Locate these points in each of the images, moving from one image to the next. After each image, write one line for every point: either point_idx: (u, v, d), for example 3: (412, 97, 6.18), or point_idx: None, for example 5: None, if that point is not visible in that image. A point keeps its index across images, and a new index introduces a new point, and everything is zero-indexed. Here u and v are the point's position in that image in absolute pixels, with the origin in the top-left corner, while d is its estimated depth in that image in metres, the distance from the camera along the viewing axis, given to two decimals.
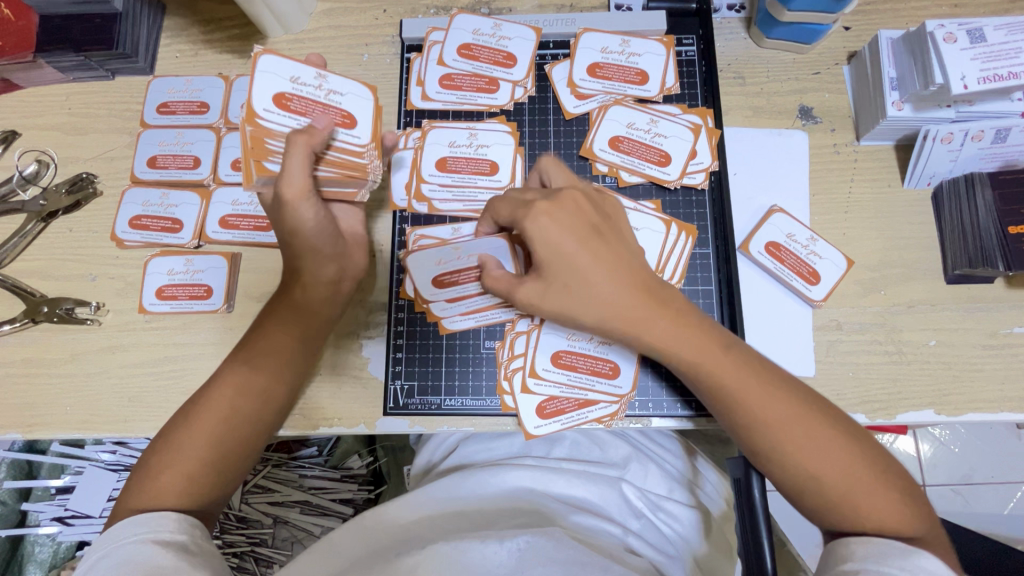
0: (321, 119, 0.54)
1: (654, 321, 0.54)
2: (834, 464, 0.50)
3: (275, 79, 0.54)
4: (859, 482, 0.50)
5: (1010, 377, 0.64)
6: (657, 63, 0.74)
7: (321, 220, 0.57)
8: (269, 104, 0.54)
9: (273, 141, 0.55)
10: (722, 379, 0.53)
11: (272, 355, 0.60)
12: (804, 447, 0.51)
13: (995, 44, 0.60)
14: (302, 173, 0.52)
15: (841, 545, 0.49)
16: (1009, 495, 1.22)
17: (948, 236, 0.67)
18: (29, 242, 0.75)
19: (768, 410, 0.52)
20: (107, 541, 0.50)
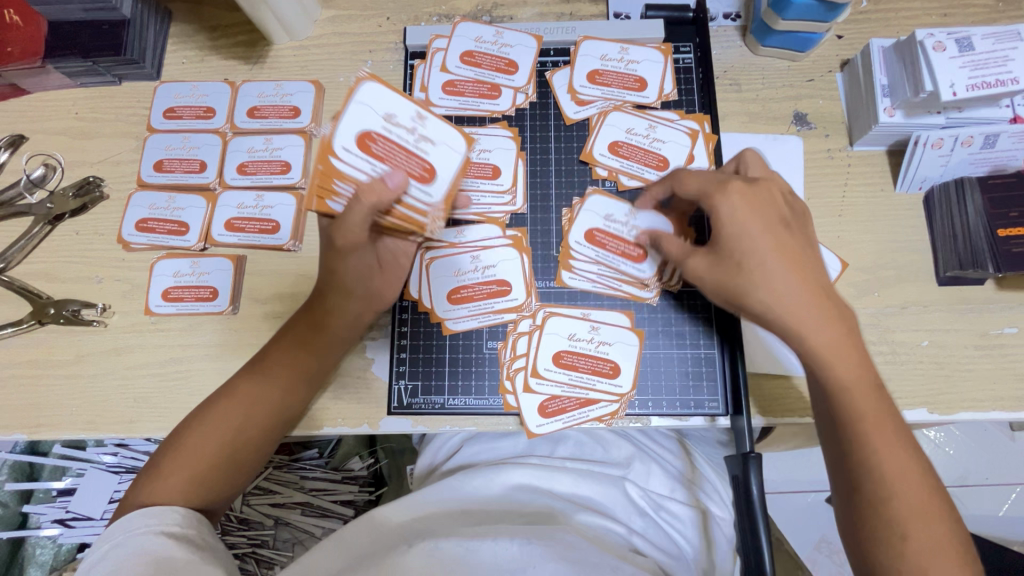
0: (394, 177, 0.53)
1: (818, 326, 0.50)
2: (914, 509, 0.48)
3: (367, 116, 0.54)
4: (933, 545, 0.47)
5: (1000, 377, 0.66)
6: (655, 70, 0.76)
7: (362, 265, 0.60)
8: (350, 144, 0.53)
9: (342, 183, 0.54)
10: (851, 385, 0.50)
11: (287, 372, 0.61)
12: (905, 497, 0.48)
13: (983, 52, 0.62)
14: (360, 225, 0.54)
15: None
16: (1004, 496, 1.24)
17: (939, 239, 0.69)
18: (35, 244, 0.75)
19: (880, 436, 0.50)
20: (117, 531, 0.50)
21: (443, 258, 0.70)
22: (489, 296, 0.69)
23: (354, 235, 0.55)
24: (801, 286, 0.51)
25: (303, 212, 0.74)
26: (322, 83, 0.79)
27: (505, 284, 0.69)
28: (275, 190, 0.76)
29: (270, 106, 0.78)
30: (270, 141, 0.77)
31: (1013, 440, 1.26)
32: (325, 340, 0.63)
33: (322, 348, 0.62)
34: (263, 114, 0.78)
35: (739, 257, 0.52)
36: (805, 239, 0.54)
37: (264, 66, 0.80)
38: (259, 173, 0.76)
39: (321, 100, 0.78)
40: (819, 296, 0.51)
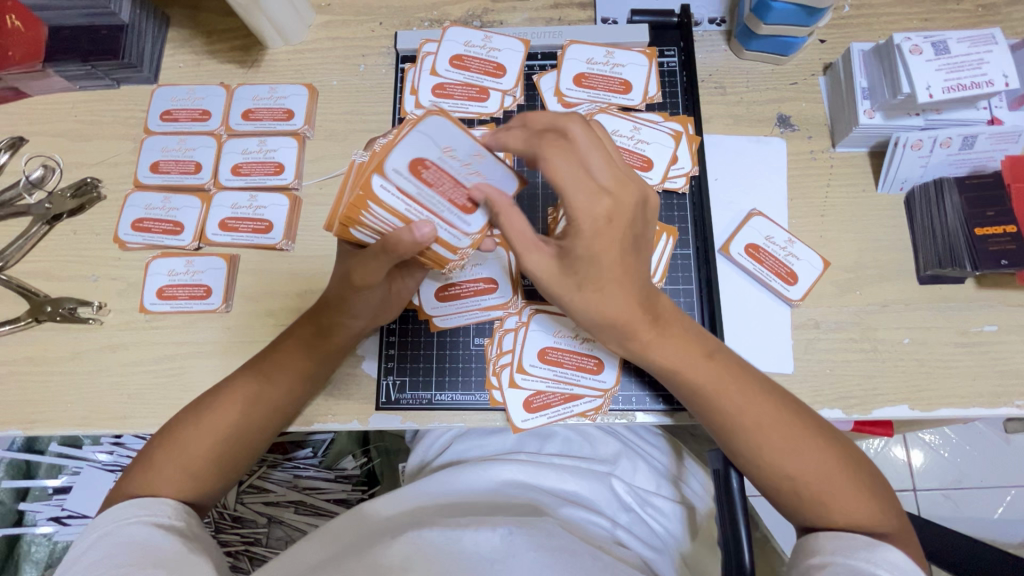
0: (425, 226, 0.51)
1: (655, 335, 0.56)
2: (802, 459, 0.52)
3: (426, 143, 0.49)
4: (831, 481, 0.52)
5: (981, 374, 0.67)
6: (641, 73, 0.77)
7: (372, 300, 0.62)
8: (401, 167, 0.49)
9: (373, 211, 0.51)
10: (704, 382, 0.56)
11: (287, 376, 0.63)
12: (783, 445, 0.53)
13: (959, 55, 0.63)
14: (379, 268, 0.56)
15: (810, 540, 0.50)
16: (998, 499, 1.24)
17: (920, 238, 0.70)
18: (34, 243, 0.77)
19: (740, 409, 0.54)
20: (107, 521, 0.51)
21: None
22: (476, 294, 0.70)
23: (371, 274, 0.57)
24: (628, 301, 0.53)
25: (295, 212, 0.76)
26: (316, 86, 0.80)
27: (493, 282, 0.70)
28: (269, 190, 0.77)
29: (264, 109, 0.79)
30: (263, 143, 0.79)
31: (1008, 442, 1.27)
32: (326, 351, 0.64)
33: (324, 353, 0.64)
34: (257, 116, 0.80)
35: (582, 273, 0.52)
36: (641, 240, 0.52)
37: (259, 70, 0.82)
38: (254, 174, 0.78)
39: (314, 102, 0.80)
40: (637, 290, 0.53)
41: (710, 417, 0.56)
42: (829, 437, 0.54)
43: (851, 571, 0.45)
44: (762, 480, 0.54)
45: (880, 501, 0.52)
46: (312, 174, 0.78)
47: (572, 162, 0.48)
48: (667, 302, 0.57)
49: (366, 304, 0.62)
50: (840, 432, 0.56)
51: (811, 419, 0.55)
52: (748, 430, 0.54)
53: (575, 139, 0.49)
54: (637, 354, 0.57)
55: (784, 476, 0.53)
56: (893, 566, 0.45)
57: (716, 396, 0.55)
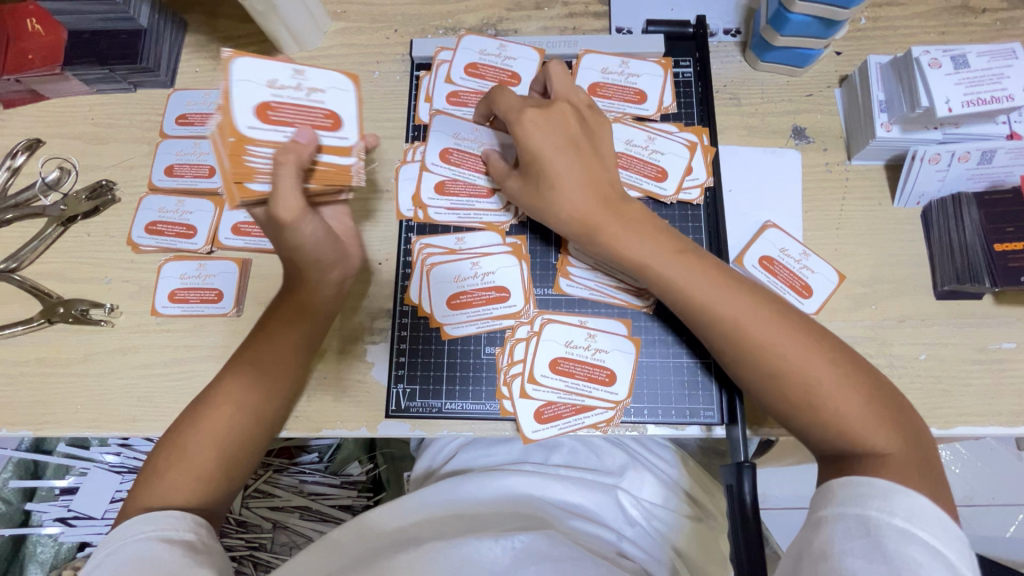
0: (304, 132, 0.53)
1: (636, 237, 0.59)
2: (801, 360, 0.51)
3: (252, 90, 0.52)
4: (822, 378, 0.50)
5: (999, 392, 0.66)
6: (656, 83, 0.77)
7: (323, 242, 0.59)
8: (252, 117, 0.52)
9: (256, 153, 0.52)
10: (681, 282, 0.57)
11: (274, 356, 0.62)
12: (760, 342, 0.53)
13: (978, 69, 0.63)
14: (295, 194, 0.53)
15: (825, 491, 0.47)
16: (1010, 518, 1.21)
17: (936, 252, 0.69)
18: (48, 245, 0.77)
19: (714, 305, 0.55)
20: (116, 539, 0.51)
21: (444, 264, 0.71)
22: (487, 302, 0.70)
23: (295, 205, 0.53)
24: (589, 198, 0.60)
25: None
26: None
27: (504, 290, 0.70)
28: None
29: None
30: None
31: (1020, 459, 1.24)
32: (309, 321, 0.63)
33: (308, 324, 0.63)
34: None
35: (540, 180, 0.61)
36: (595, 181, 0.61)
37: None
38: None
39: None
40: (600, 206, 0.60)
41: (699, 315, 0.56)
42: (850, 361, 0.52)
43: (864, 523, 0.42)
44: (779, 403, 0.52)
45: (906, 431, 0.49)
46: None
47: (536, 130, 0.61)
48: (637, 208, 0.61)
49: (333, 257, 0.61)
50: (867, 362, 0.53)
51: (836, 344, 0.53)
52: (752, 349, 0.53)
53: (532, 113, 0.62)
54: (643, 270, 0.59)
55: (805, 390, 0.51)
56: (910, 515, 0.42)
57: (733, 321, 0.54)
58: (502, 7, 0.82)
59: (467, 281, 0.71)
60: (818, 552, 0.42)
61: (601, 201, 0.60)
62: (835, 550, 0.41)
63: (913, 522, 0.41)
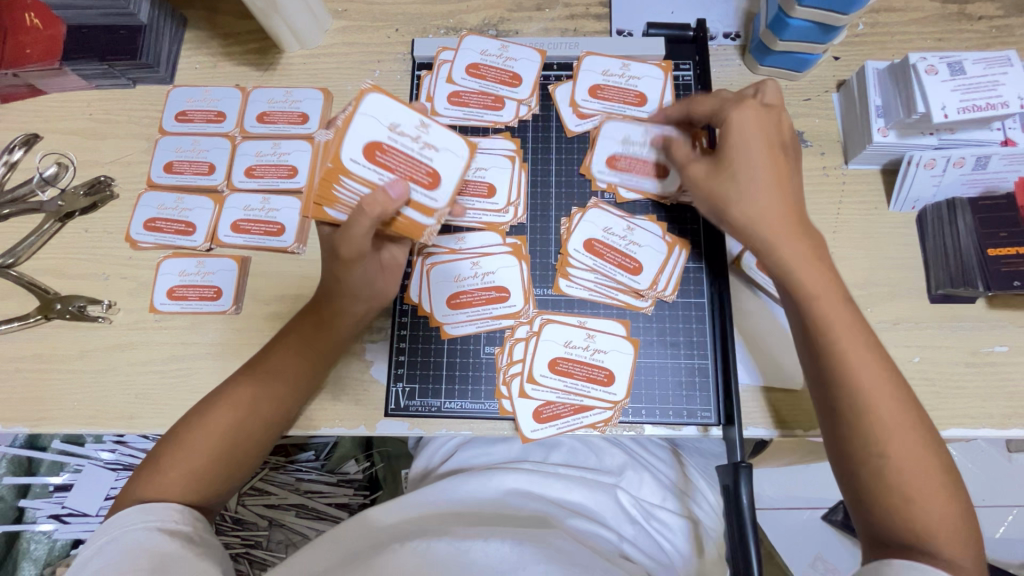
0: (395, 185, 0.52)
1: (793, 241, 0.54)
2: (900, 423, 0.51)
3: (374, 126, 0.54)
4: (911, 449, 0.50)
5: (991, 395, 0.67)
6: (656, 86, 0.77)
7: (366, 277, 0.62)
8: (358, 154, 0.53)
9: (344, 185, 0.54)
10: (819, 297, 0.53)
11: (290, 369, 0.63)
12: (874, 391, 0.51)
13: (974, 76, 0.63)
14: (363, 236, 0.55)
15: (885, 565, 0.47)
16: (1000, 518, 1.23)
17: (931, 255, 0.70)
18: (45, 240, 0.77)
19: (846, 339, 0.52)
20: (113, 527, 0.51)
21: (444, 264, 0.72)
22: (486, 302, 0.70)
23: (358, 245, 0.56)
24: (783, 209, 0.55)
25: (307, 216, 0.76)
26: (331, 91, 0.81)
27: (503, 290, 0.71)
28: (282, 193, 0.78)
29: (279, 112, 0.80)
30: (277, 146, 0.79)
31: (1011, 461, 1.26)
32: (328, 341, 0.64)
33: (329, 342, 0.64)
34: (272, 120, 0.80)
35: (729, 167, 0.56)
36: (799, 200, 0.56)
37: (274, 73, 0.82)
38: (267, 176, 0.78)
39: (329, 106, 0.80)
40: (795, 217, 0.55)
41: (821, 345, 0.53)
42: (939, 452, 0.51)
43: None
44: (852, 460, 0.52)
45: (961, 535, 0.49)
46: None
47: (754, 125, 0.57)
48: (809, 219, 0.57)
49: (363, 285, 0.62)
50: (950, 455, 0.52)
51: (929, 430, 0.52)
52: (863, 389, 0.52)
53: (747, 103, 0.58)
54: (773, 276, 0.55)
55: (888, 442, 0.51)
56: None
57: (850, 351, 0.52)
58: (503, 8, 0.83)
59: (467, 280, 0.71)
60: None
61: (794, 210, 0.55)
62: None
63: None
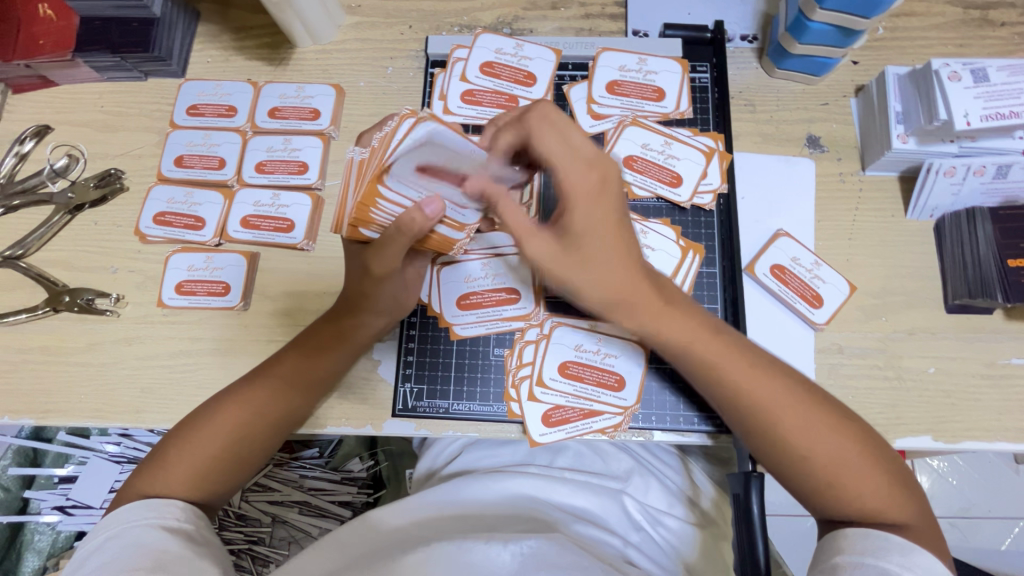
0: (435, 204, 0.50)
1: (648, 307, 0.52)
2: (828, 455, 0.51)
3: (418, 146, 0.50)
4: (846, 465, 0.51)
5: (1007, 408, 0.66)
6: (674, 81, 0.76)
7: (391, 293, 0.62)
8: (404, 176, 0.50)
9: (380, 207, 0.51)
10: (708, 360, 0.54)
11: (304, 376, 0.62)
12: (796, 431, 0.52)
13: (998, 84, 0.62)
14: (394, 257, 0.55)
15: (839, 537, 0.49)
16: (1005, 531, 1.21)
17: (949, 265, 0.69)
18: (55, 232, 0.77)
19: (752, 392, 0.53)
20: (115, 523, 0.51)
21: (453, 263, 0.71)
22: (497, 303, 0.70)
23: (389, 264, 0.57)
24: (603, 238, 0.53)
25: (318, 213, 0.76)
26: (343, 87, 0.80)
27: (514, 292, 0.70)
28: (292, 189, 0.77)
29: (291, 108, 0.79)
30: (288, 142, 0.78)
31: (1017, 473, 1.24)
32: (344, 350, 0.64)
33: (342, 351, 0.64)
34: (284, 115, 0.79)
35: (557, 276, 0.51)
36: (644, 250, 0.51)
37: (287, 68, 0.82)
38: (277, 172, 0.77)
39: (341, 102, 0.80)
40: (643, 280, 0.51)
41: (735, 408, 0.54)
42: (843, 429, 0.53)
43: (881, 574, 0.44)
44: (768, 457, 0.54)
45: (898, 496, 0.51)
46: (335, 175, 0.78)
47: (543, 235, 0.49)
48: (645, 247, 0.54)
49: (383, 299, 0.62)
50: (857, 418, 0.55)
51: (825, 407, 0.54)
52: (757, 407, 0.53)
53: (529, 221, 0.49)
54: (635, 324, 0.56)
55: (829, 476, 0.51)
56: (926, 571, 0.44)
57: (740, 376, 0.54)
58: (518, 6, 0.82)
59: (477, 281, 0.70)
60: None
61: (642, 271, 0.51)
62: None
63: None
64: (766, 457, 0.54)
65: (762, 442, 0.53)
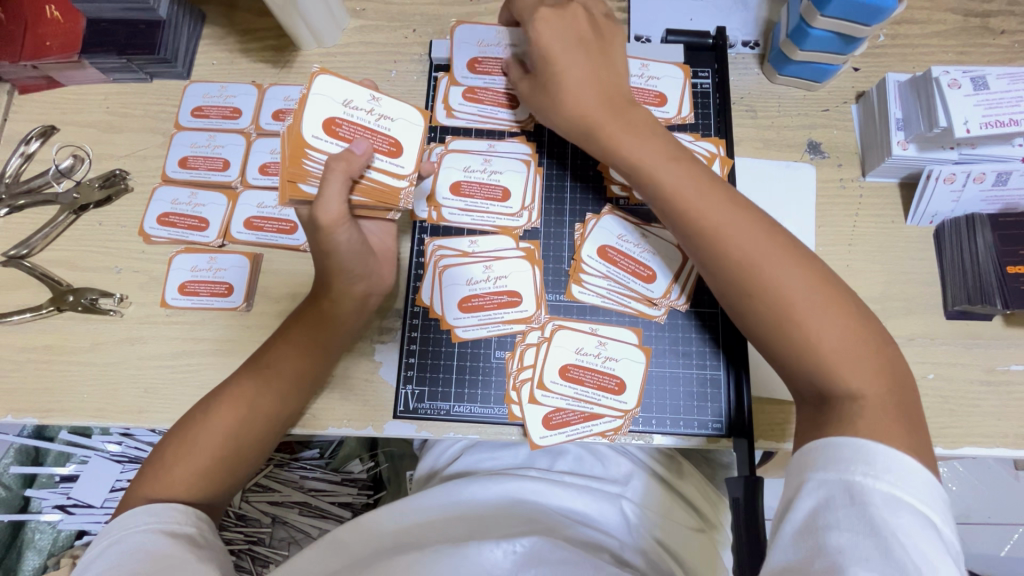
0: (360, 144, 0.57)
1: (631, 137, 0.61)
2: (824, 333, 0.50)
3: (328, 105, 0.58)
4: (846, 352, 0.50)
5: (1006, 414, 0.66)
6: (675, 86, 0.77)
7: (354, 250, 0.61)
8: (318, 132, 0.58)
9: (312, 159, 0.58)
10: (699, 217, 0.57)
11: (299, 371, 0.62)
12: (791, 305, 0.52)
13: (997, 92, 0.63)
14: (338, 196, 0.56)
15: (809, 453, 0.46)
16: (1004, 537, 1.21)
17: (948, 271, 0.70)
18: (60, 232, 0.77)
19: (747, 258, 0.55)
20: (119, 528, 0.51)
21: (456, 266, 0.71)
22: (499, 306, 0.70)
23: (334, 207, 0.56)
24: (592, 100, 0.63)
25: None
26: None
27: (516, 295, 0.70)
28: None
29: (295, 110, 0.80)
30: None
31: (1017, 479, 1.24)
32: (330, 335, 0.64)
33: (333, 342, 0.64)
34: (288, 117, 0.80)
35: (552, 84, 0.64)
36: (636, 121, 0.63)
37: (291, 71, 0.82)
38: None
39: None
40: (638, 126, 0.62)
41: (736, 279, 0.55)
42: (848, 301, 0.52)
43: (849, 489, 0.42)
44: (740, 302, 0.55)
45: (884, 374, 0.49)
46: None
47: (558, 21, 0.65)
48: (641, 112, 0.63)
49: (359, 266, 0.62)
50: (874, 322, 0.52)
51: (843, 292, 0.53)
52: (745, 272, 0.54)
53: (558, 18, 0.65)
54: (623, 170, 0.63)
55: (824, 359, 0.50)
56: (894, 480, 0.42)
57: (736, 242, 0.55)
58: None
59: (480, 284, 0.71)
60: (801, 525, 0.42)
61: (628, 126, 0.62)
62: (821, 524, 0.41)
63: (895, 483, 0.42)
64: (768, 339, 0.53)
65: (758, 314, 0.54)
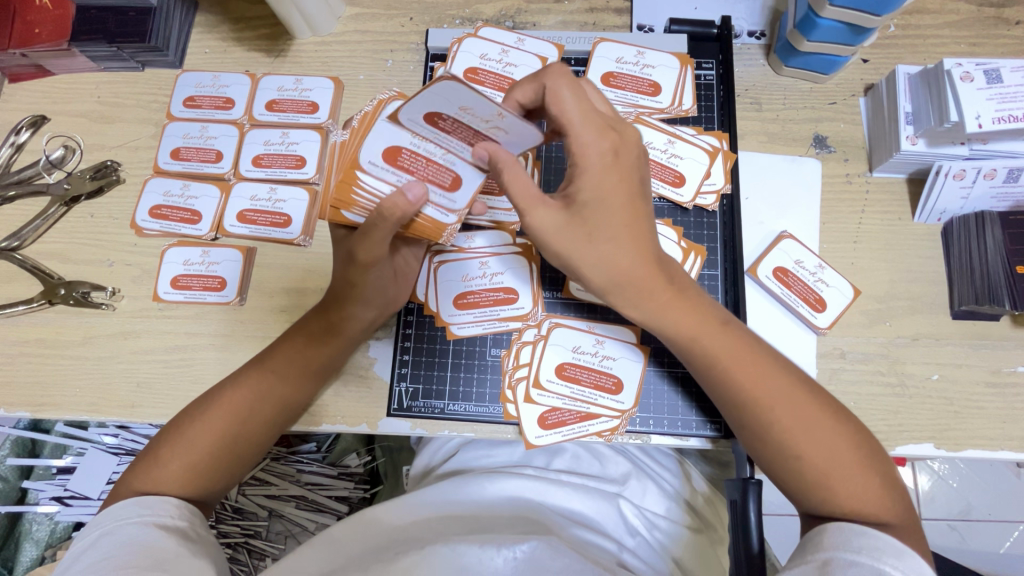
0: (415, 190, 0.54)
1: (653, 282, 0.53)
2: (826, 453, 0.50)
3: (439, 103, 0.48)
4: (841, 465, 0.50)
5: (1012, 416, 0.65)
6: (671, 76, 0.75)
7: (379, 279, 0.62)
8: (415, 116, 0.51)
9: (363, 184, 0.55)
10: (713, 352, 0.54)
11: (297, 369, 0.62)
12: (791, 428, 0.51)
13: (1011, 86, 0.61)
14: (383, 238, 0.56)
15: (830, 532, 0.47)
16: (1005, 534, 1.20)
17: (955, 268, 0.68)
18: (51, 224, 0.76)
19: (753, 382, 0.53)
20: (111, 518, 0.51)
21: (452, 262, 0.70)
22: (494, 303, 0.69)
23: (376, 248, 0.57)
24: (638, 254, 0.52)
25: (314, 208, 0.75)
26: (342, 80, 0.79)
27: (513, 292, 0.69)
28: (289, 183, 0.76)
29: (288, 101, 0.78)
30: (286, 135, 0.77)
31: (1018, 477, 1.22)
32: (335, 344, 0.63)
33: (334, 347, 0.63)
34: (282, 108, 0.78)
35: (590, 222, 0.51)
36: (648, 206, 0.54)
37: (285, 60, 0.80)
38: (274, 166, 0.76)
39: (340, 96, 0.79)
40: (648, 261, 0.53)
41: (744, 414, 0.53)
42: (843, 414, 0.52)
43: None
44: (738, 418, 0.54)
45: (885, 491, 0.49)
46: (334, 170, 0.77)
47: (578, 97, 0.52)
48: (678, 267, 0.57)
49: (375, 294, 0.63)
50: (870, 436, 0.52)
51: (831, 402, 0.53)
52: (748, 405, 0.53)
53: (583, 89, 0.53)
54: (648, 317, 0.55)
55: (821, 475, 0.50)
56: None
57: (739, 376, 0.53)
58: None
59: (475, 281, 0.70)
60: None
61: (651, 253, 0.53)
62: None
63: None
64: (760, 455, 0.54)
65: (751, 434, 0.53)
